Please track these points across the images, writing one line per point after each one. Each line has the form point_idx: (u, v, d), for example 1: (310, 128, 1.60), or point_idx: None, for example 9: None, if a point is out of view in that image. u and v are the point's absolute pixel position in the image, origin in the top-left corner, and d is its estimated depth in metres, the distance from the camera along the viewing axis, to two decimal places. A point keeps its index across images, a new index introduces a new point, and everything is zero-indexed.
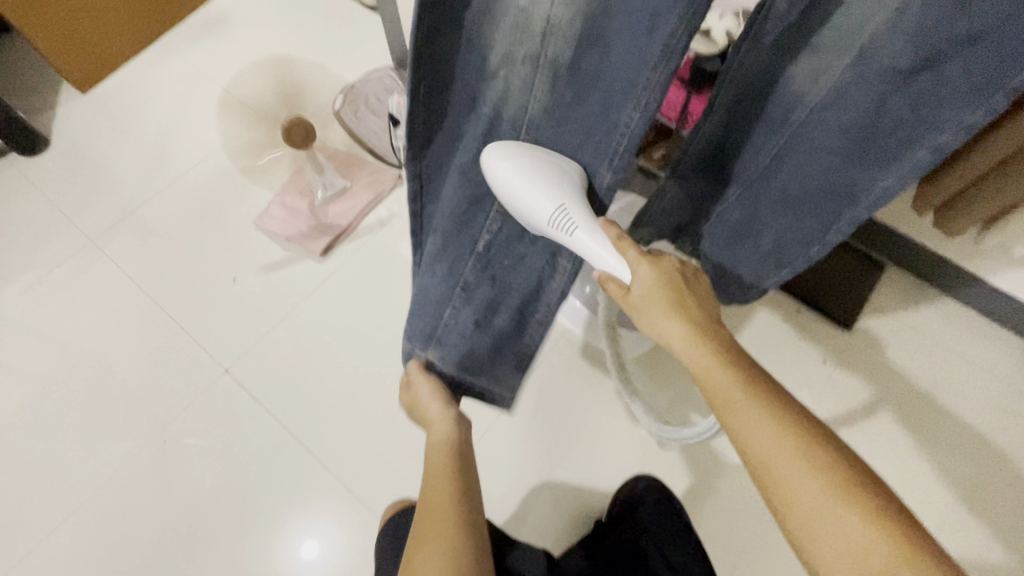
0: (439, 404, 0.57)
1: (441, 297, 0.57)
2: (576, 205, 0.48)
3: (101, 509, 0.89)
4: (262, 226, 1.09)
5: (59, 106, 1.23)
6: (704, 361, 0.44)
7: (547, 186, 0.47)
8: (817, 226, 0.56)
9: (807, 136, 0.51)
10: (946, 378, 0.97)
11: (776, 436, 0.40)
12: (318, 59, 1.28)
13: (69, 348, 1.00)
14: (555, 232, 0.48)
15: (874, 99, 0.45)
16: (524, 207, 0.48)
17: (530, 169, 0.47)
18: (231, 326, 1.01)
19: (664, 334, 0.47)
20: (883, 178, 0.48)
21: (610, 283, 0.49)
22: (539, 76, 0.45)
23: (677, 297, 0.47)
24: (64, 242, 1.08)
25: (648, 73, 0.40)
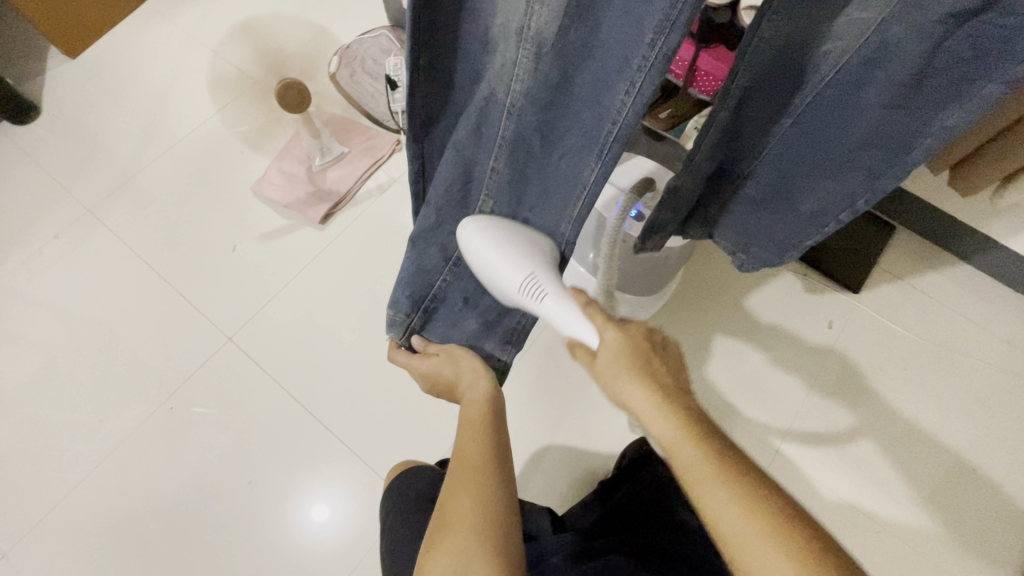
0: (473, 365, 0.59)
1: (432, 269, 0.57)
2: (546, 274, 0.51)
3: (113, 474, 0.90)
4: (259, 192, 1.07)
5: (48, 73, 1.19)
6: (673, 433, 0.41)
7: (513, 255, 0.51)
8: (857, 185, 0.53)
9: (843, 93, 0.47)
10: (952, 340, 0.97)
11: (747, 514, 0.37)
12: (312, 19, 1.24)
13: (75, 318, 1.00)
14: (525, 298, 0.50)
15: (923, 47, 0.40)
16: (494, 274, 0.51)
17: (499, 240, 0.51)
18: (234, 295, 1.01)
19: (631, 403, 0.43)
20: (942, 120, 0.44)
21: (578, 349, 0.48)
22: (521, 54, 0.41)
23: (644, 361, 0.44)
24: (62, 211, 1.07)
25: (646, 51, 0.36)
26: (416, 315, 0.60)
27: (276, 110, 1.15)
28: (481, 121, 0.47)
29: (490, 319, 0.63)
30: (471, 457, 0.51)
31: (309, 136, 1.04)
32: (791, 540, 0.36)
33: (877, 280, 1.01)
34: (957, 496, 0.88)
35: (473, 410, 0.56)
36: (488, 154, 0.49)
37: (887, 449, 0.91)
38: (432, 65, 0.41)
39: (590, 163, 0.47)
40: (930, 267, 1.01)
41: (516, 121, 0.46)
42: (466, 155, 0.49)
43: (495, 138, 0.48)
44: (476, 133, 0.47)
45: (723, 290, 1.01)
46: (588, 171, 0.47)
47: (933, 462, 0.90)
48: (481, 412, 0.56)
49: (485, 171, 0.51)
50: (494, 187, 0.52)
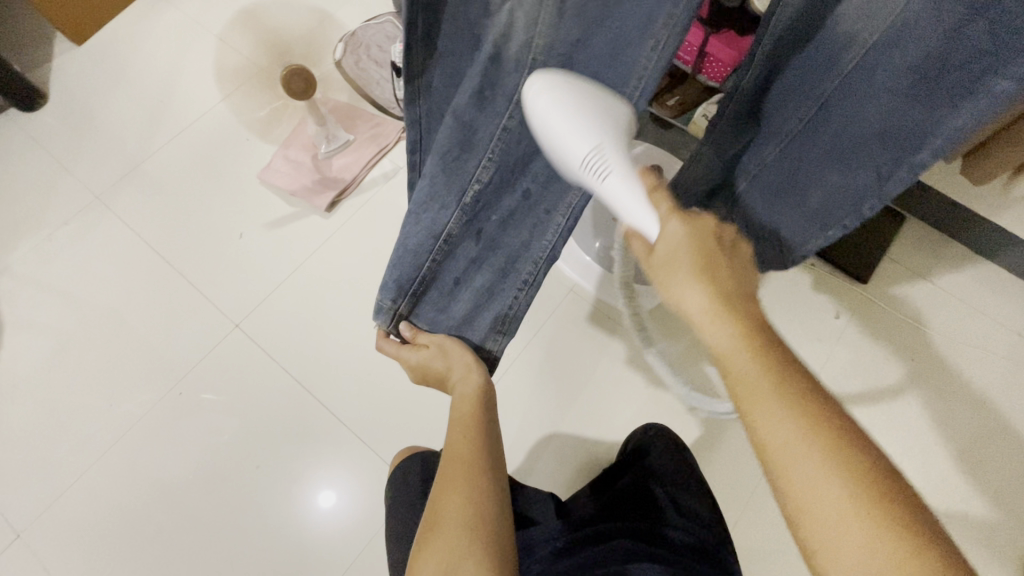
0: (463, 357, 0.61)
1: (421, 248, 0.54)
2: (614, 148, 0.43)
3: (123, 458, 0.92)
4: (266, 180, 1.07)
5: (55, 60, 1.20)
6: (726, 340, 0.38)
7: (585, 120, 0.41)
8: (868, 182, 0.51)
9: (860, 77, 0.46)
10: (961, 331, 0.96)
11: (799, 432, 0.35)
12: (318, 4, 1.23)
13: (83, 304, 1.01)
14: (585, 177, 0.43)
15: (937, 30, 0.39)
16: (553, 141, 0.42)
17: (569, 97, 0.41)
18: (241, 282, 1.02)
19: (683, 305, 0.40)
20: (953, 118, 0.42)
21: (635, 240, 0.44)
22: (542, 10, 0.38)
23: (709, 259, 0.41)
24: (70, 198, 1.08)
25: (672, 8, 0.38)
26: (403, 301, 0.59)
27: (282, 97, 1.15)
28: (488, 84, 0.43)
29: (481, 300, 0.61)
30: (463, 457, 0.54)
31: (315, 124, 1.03)
32: (842, 456, 0.34)
33: (886, 271, 1.00)
34: (963, 487, 0.87)
35: (465, 407, 0.59)
36: (496, 118, 0.46)
37: (896, 439, 0.91)
38: (431, 25, 0.39)
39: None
40: (939, 258, 1.00)
41: (528, 83, 0.44)
42: (467, 121, 0.46)
43: (504, 101, 0.45)
44: (480, 96, 0.44)
45: None
46: None
47: (942, 453, 0.89)
48: (473, 408, 0.59)
49: (495, 130, 0.47)
50: (496, 157, 0.49)
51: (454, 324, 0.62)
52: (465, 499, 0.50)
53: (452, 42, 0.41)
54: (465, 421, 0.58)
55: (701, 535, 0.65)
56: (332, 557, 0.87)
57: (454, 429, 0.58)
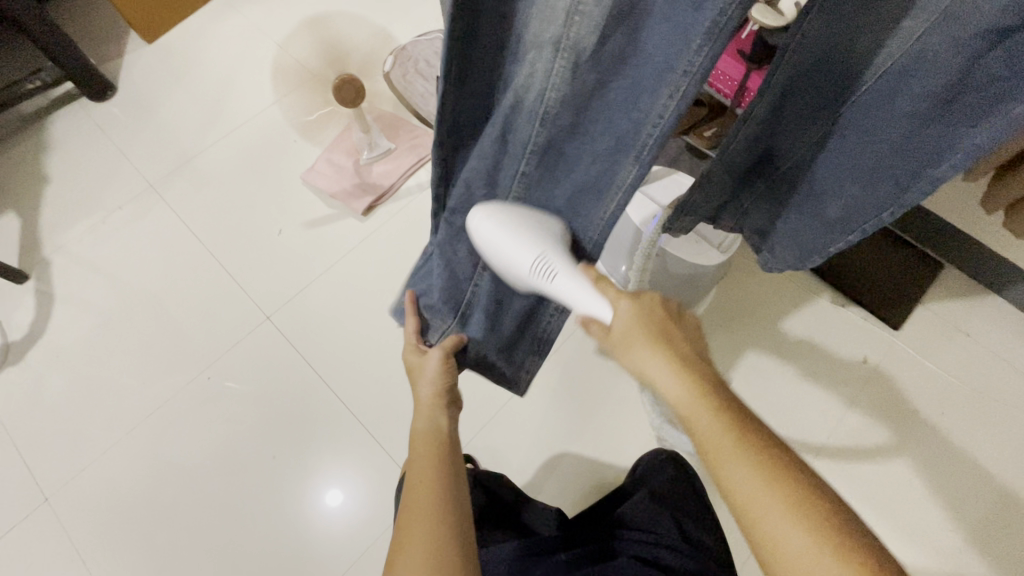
0: (432, 392, 0.59)
1: (463, 275, 0.56)
2: (557, 253, 0.48)
3: (148, 435, 0.95)
4: (308, 180, 1.11)
5: (126, 55, 1.28)
6: (687, 399, 0.41)
7: (527, 236, 0.47)
8: (880, 201, 0.51)
9: (876, 105, 0.46)
10: (993, 386, 0.93)
11: (763, 482, 0.37)
12: (374, 19, 1.29)
13: (126, 286, 1.06)
14: (536, 279, 0.48)
15: (961, 62, 0.40)
16: (502, 258, 0.48)
17: (512, 222, 0.47)
18: (276, 276, 1.06)
19: (649, 371, 0.44)
20: (971, 137, 0.43)
21: (592, 325, 0.48)
22: (559, 65, 0.40)
23: (663, 333, 0.45)
24: (126, 185, 1.14)
25: (693, 55, 0.36)
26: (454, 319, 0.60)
27: (331, 103, 1.20)
28: (507, 132, 0.44)
29: (522, 322, 0.62)
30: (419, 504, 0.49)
31: (361, 130, 1.07)
32: (804, 504, 0.37)
33: (917, 319, 0.98)
34: (985, 549, 0.84)
35: (422, 448, 0.55)
36: (516, 161, 0.47)
37: (917, 488, 0.88)
38: (461, 65, 0.40)
39: (626, 165, 0.45)
40: (975, 309, 0.98)
41: (545, 132, 0.44)
42: (490, 161, 0.47)
43: (521, 148, 0.46)
44: (503, 141, 0.45)
45: (756, 311, 1.00)
46: (622, 175, 0.46)
47: (965, 507, 0.87)
48: (430, 450, 0.55)
49: (515, 173, 0.48)
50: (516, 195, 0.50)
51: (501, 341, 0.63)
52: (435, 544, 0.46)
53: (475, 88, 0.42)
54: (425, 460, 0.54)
55: (700, 557, 0.64)
56: (335, 555, 0.88)
57: (415, 470, 0.53)
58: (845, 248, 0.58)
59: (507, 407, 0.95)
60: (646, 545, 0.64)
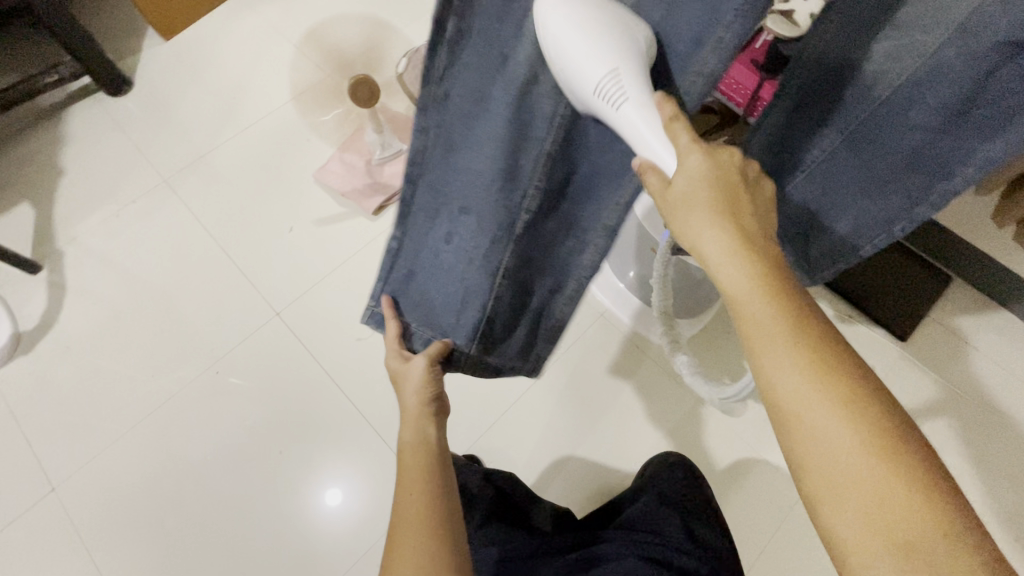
0: (420, 399, 0.56)
1: (476, 288, 0.55)
2: (631, 68, 0.36)
3: (155, 428, 0.96)
4: (320, 179, 1.12)
5: (143, 51, 1.29)
6: (738, 275, 0.36)
7: (597, 42, 0.36)
8: (897, 207, 0.52)
9: (890, 115, 0.46)
10: (999, 398, 0.93)
11: (810, 379, 0.33)
12: (389, 22, 1.30)
13: (137, 279, 1.07)
14: (597, 104, 0.38)
15: (973, 77, 0.39)
16: (568, 65, 0.37)
17: (580, 15, 0.36)
18: (287, 272, 1.06)
19: (702, 243, 0.37)
20: (986, 148, 0.42)
21: (650, 174, 0.39)
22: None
23: (729, 200, 0.38)
24: (140, 179, 1.15)
25: (722, 31, 0.36)
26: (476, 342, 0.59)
27: (345, 103, 1.21)
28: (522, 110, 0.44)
29: (535, 324, 0.63)
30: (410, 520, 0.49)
31: (373, 131, 1.08)
32: (855, 404, 0.33)
33: (925, 330, 0.98)
34: None
35: (412, 459, 0.53)
36: (539, 142, 0.45)
37: None
38: (461, 34, 0.40)
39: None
40: (982, 322, 0.98)
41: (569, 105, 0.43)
42: (510, 149, 0.46)
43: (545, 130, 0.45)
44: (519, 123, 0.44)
45: None
46: None
47: None
48: (421, 461, 0.53)
49: (538, 156, 0.46)
50: (540, 186, 0.48)
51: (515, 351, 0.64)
52: (431, 555, 0.46)
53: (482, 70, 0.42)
54: (417, 473, 0.52)
55: (707, 559, 0.64)
56: (338, 552, 0.88)
57: (405, 485, 0.51)
58: (865, 255, 0.59)
59: (513, 409, 0.96)
60: (656, 546, 0.64)
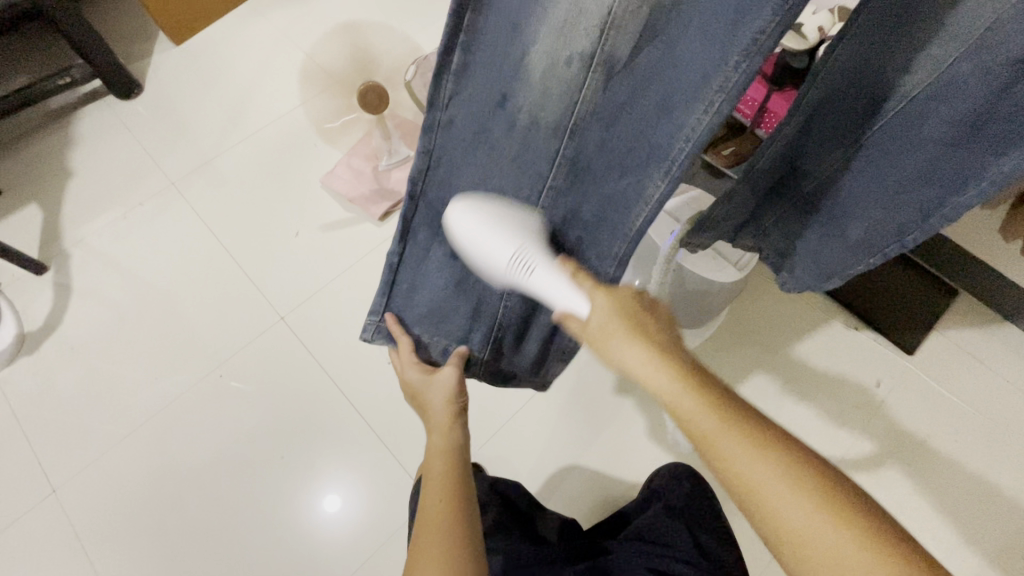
0: (449, 407, 0.58)
1: (485, 305, 0.58)
2: (534, 246, 0.48)
3: (157, 431, 0.95)
4: (328, 184, 1.13)
5: (154, 56, 1.30)
6: (670, 385, 0.41)
7: (502, 232, 0.48)
8: (904, 223, 0.51)
9: (905, 126, 0.46)
10: (1007, 414, 0.92)
11: (759, 464, 0.37)
12: (398, 30, 1.31)
13: (143, 281, 1.07)
14: (515, 272, 0.49)
15: (991, 90, 0.40)
16: (480, 253, 0.49)
17: (483, 220, 0.48)
18: (292, 277, 1.06)
19: (630, 364, 0.43)
20: (998, 164, 0.42)
21: (569, 320, 0.48)
22: (590, 77, 0.44)
23: (635, 325, 0.44)
24: (148, 182, 1.16)
25: (728, 71, 0.36)
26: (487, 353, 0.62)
27: (353, 109, 1.22)
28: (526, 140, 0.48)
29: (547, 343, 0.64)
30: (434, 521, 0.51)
31: (382, 137, 1.09)
32: (800, 477, 0.37)
33: (933, 345, 0.98)
34: None
35: (440, 464, 0.56)
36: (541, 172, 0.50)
37: (929, 516, 0.88)
38: (466, 61, 0.43)
39: (654, 179, 0.45)
40: (991, 337, 0.97)
41: (575, 142, 0.48)
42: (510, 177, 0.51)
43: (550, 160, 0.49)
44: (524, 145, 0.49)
45: (771, 331, 1.00)
46: (650, 189, 0.45)
47: (976, 536, 0.86)
48: (447, 466, 0.56)
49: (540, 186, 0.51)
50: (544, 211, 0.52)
51: (529, 365, 0.66)
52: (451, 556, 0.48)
53: (482, 108, 0.46)
54: (443, 477, 0.54)
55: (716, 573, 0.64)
56: (338, 559, 0.88)
57: (431, 490, 0.54)
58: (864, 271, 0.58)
59: (516, 417, 0.95)
60: (663, 558, 0.64)
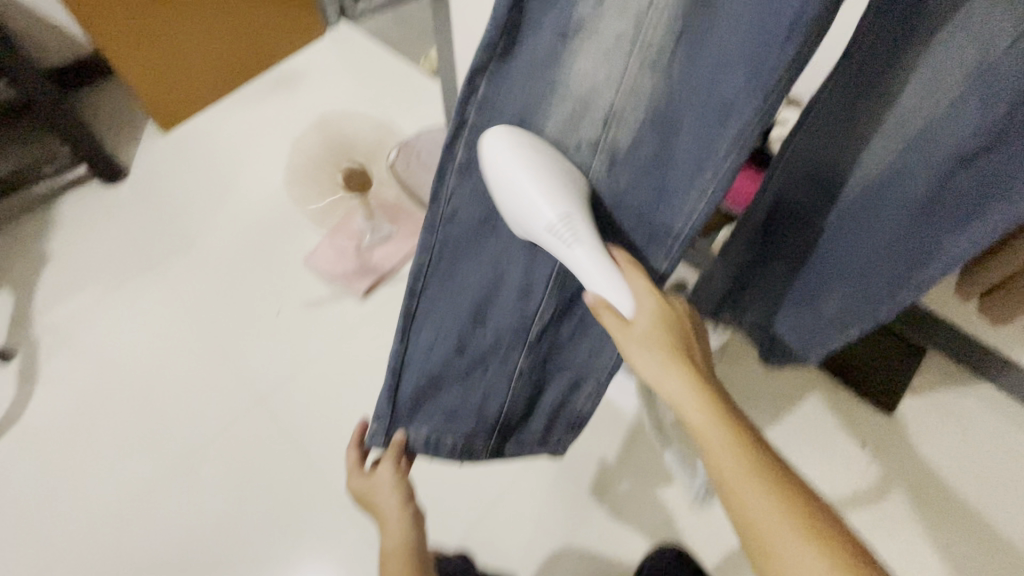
0: (398, 505, 0.65)
1: (494, 389, 0.61)
2: (582, 216, 0.42)
3: (120, 528, 0.90)
4: (311, 262, 1.13)
5: (142, 143, 1.34)
6: (682, 389, 0.42)
7: (551, 186, 0.41)
8: (879, 295, 0.54)
9: (863, 212, 0.50)
10: (982, 470, 0.95)
11: (751, 470, 0.39)
12: (382, 115, 1.37)
13: (111, 366, 1.04)
14: (553, 241, 0.42)
15: (933, 180, 0.44)
16: (520, 203, 0.41)
17: (530, 163, 0.40)
18: (272, 357, 1.05)
19: (652, 370, 0.44)
20: (954, 242, 0.46)
21: (604, 311, 0.45)
22: (595, 161, 0.44)
23: (672, 333, 0.45)
24: (127, 264, 1.15)
25: (719, 162, 0.38)
26: (491, 438, 0.67)
27: None
28: None
29: (552, 415, 0.69)
30: None
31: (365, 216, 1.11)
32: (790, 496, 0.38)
33: (908, 404, 1.00)
34: None
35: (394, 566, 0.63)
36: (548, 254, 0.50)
37: None
38: (472, 158, 0.43)
39: (658, 256, 0.48)
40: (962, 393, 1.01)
41: None
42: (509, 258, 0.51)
43: None
44: (532, 231, 0.49)
45: (753, 397, 1.02)
46: (653, 265, 0.49)
47: None
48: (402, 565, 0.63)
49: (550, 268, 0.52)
50: (551, 291, 0.54)
51: (535, 435, 0.72)
52: None
53: (481, 194, 0.45)
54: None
55: None
56: None
57: None
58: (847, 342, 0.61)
59: (504, 495, 0.92)
60: None
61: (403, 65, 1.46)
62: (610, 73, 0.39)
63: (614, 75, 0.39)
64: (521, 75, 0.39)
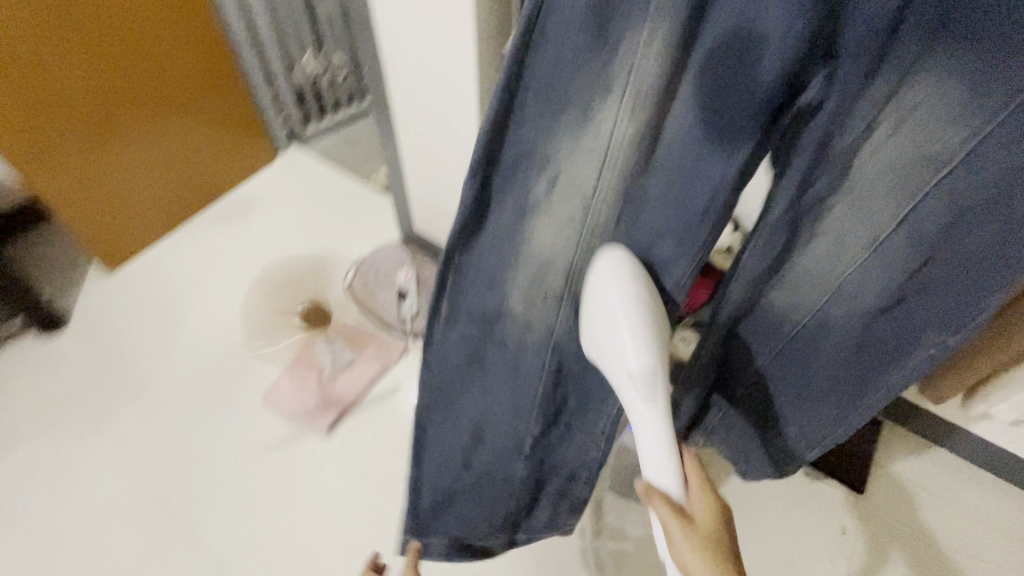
0: None
1: (497, 492, 0.71)
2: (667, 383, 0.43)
3: None
4: (271, 402, 1.10)
5: (84, 287, 1.30)
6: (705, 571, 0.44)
7: (647, 339, 0.42)
8: (835, 415, 0.61)
9: (809, 347, 0.57)
10: (953, 536, 0.98)
11: None
12: (335, 233, 1.39)
13: (60, 548, 0.98)
14: (630, 385, 0.42)
15: (861, 322, 0.52)
16: (610, 334, 0.43)
17: (630, 305, 0.42)
18: (235, 513, 1.00)
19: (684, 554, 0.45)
20: (890, 370, 0.54)
21: (657, 494, 0.43)
22: (562, 310, 0.52)
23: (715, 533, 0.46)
24: (71, 425, 1.09)
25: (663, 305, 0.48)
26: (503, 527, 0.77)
27: None
28: (516, 356, 0.56)
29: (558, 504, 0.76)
30: None
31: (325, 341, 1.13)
32: None
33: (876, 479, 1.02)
34: None
35: None
36: (529, 382, 0.58)
37: None
38: (453, 303, 0.52)
39: None
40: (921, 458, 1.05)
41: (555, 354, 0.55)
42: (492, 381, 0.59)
43: (534, 372, 0.57)
44: (511, 360, 0.57)
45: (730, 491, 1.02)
46: None
47: None
48: None
49: (532, 394, 0.58)
50: (534, 415, 0.61)
51: (546, 521, 0.79)
52: None
53: (466, 331, 0.55)
54: None
55: None
56: None
57: None
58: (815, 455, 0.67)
59: None
60: None
61: (353, 181, 1.50)
62: (565, 244, 0.47)
63: (567, 245, 0.47)
64: (491, 247, 0.48)
